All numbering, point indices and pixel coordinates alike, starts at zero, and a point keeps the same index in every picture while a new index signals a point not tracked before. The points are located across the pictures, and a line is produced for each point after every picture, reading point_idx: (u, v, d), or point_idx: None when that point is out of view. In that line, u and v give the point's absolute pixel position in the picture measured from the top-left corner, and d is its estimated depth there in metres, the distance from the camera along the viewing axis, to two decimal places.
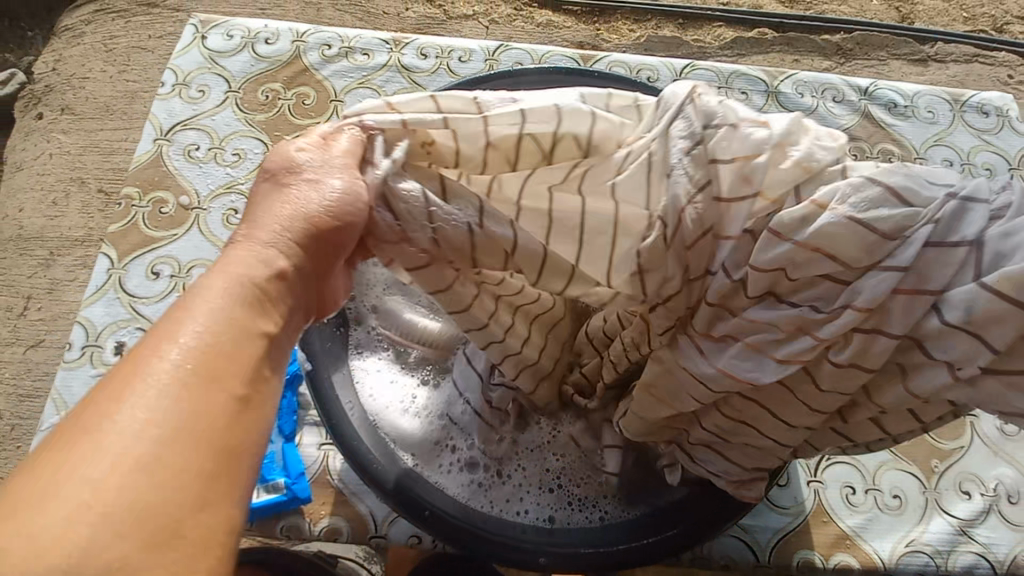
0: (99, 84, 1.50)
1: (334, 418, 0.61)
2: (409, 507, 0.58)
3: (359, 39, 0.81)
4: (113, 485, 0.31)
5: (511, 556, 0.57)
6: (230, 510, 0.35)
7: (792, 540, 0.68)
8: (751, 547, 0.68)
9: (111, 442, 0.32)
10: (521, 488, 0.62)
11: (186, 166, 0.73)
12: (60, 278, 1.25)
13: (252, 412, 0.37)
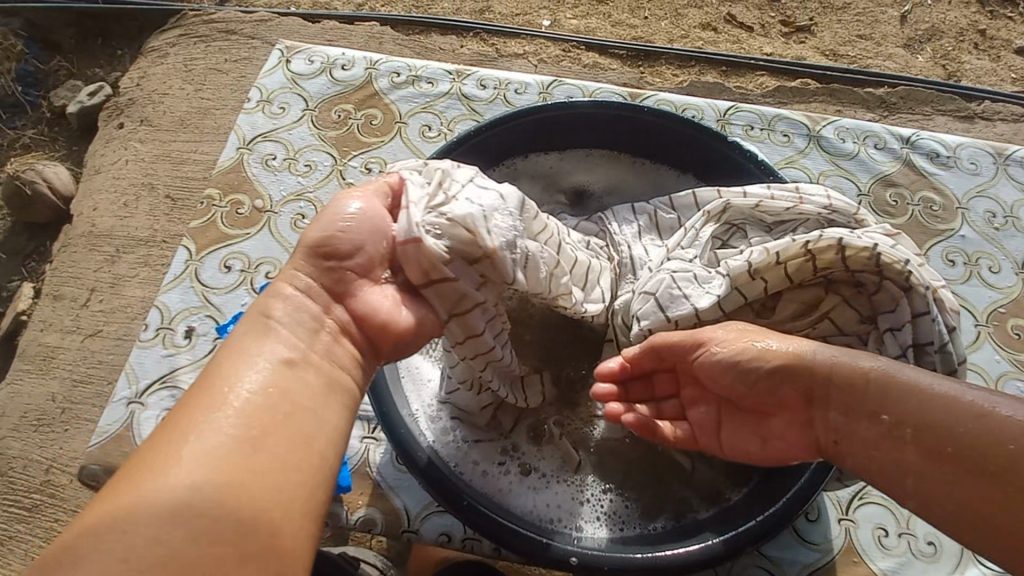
0: (177, 99, 1.63)
1: (386, 406, 0.63)
2: (448, 494, 0.59)
3: (425, 69, 0.88)
4: (193, 470, 0.40)
5: (543, 555, 0.57)
6: (273, 525, 0.42)
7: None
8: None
9: (194, 446, 0.42)
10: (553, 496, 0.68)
11: (263, 173, 0.80)
12: (123, 273, 1.34)
13: (293, 444, 0.45)
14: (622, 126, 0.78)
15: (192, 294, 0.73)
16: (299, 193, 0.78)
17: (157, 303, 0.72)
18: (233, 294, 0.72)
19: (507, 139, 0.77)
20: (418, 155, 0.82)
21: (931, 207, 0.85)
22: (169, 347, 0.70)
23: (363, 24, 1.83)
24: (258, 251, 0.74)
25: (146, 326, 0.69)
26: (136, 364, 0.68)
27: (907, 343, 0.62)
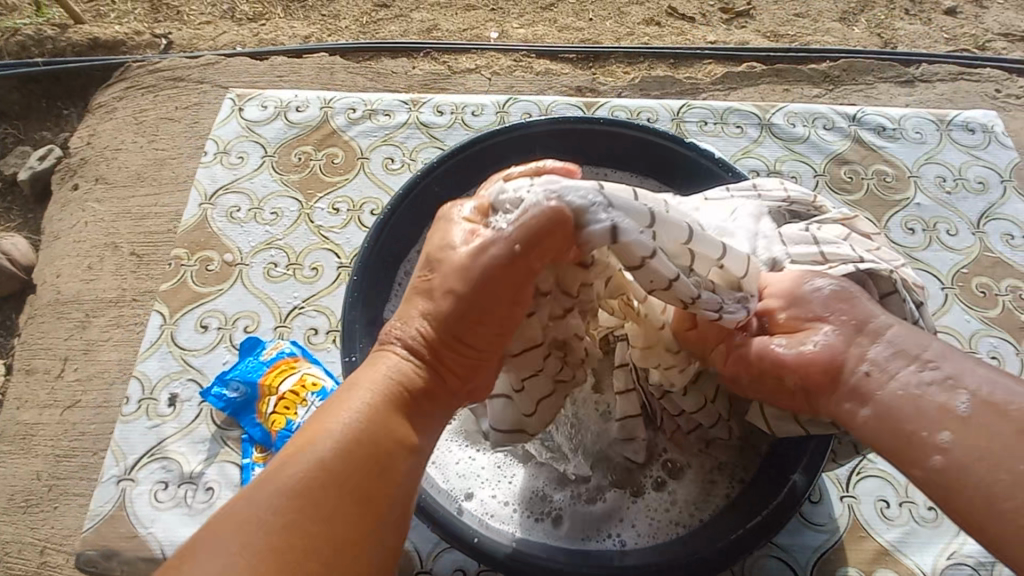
0: (131, 154, 1.60)
1: None
2: (454, 536, 0.58)
3: (380, 101, 0.89)
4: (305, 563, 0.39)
5: None
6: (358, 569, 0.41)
7: (832, 558, 0.69)
8: (792, 564, 0.68)
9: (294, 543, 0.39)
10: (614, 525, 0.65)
11: (229, 226, 0.79)
12: (94, 338, 1.29)
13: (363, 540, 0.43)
14: (580, 142, 0.76)
15: (171, 359, 0.71)
16: (268, 242, 0.78)
17: (135, 373, 0.71)
18: (213, 354, 0.71)
19: (470, 166, 0.73)
20: (385, 188, 0.82)
21: (885, 179, 0.86)
22: (153, 417, 0.69)
23: (312, 56, 1.82)
24: (234, 306, 0.73)
25: (128, 400, 0.68)
26: (122, 441, 0.66)
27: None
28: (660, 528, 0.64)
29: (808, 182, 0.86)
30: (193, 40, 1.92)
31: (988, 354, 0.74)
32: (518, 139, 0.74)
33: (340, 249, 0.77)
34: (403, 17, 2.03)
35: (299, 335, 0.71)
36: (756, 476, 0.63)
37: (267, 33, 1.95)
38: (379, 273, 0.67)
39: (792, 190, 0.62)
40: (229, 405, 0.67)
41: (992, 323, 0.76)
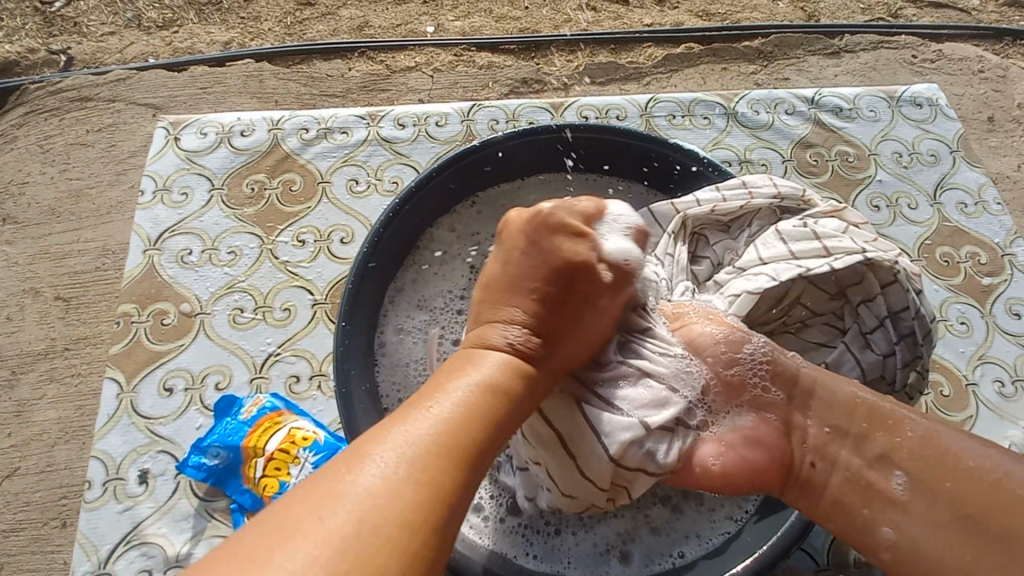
0: (41, 187, 1.42)
1: None
2: None
3: (335, 119, 0.88)
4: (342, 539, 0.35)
5: None
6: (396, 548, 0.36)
7: (845, 538, 0.72)
8: (810, 552, 0.71)
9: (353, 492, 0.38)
10: (653, 543, 0.63)
11: (182, 272, 0.77)
12: (26, 398, 1.13)
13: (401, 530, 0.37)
14: (564, 149, 0.72)
15: (133, 431, 0.68)
16: (229, 285, 0.76)
17: (95, 453, 0.67)
18: (183, 418, 0.68)
19: (453, 184, 0.70)
20: (350, 213, 0.81)
21: (848, 159, 0.92)
22: (122, 499, 0.65)
23: (236, 63, 1.67)
24: (200, 362, 0.71)
25: (91, 485, 0.64)
26: (90, 532, 0.62)
27: (881, 313, 0.59)
28: (690, 542, 0.63)
29: (777, 167, 0.91)
30: (97, 53, 1.75)
31: (957, 320, 0.81)
32: (498, 154, 0.70)
33: (311, 284, 0.76)
34: (330, 15, 1.91)
35: (280, 386, 0.70)
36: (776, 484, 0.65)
37: (182, 42, 1.79)
38: (372, 305, 0.64)
39: (781, 185, 0.65)
40: (211, 474, 0.64)
41: (958, 291, 0.83)
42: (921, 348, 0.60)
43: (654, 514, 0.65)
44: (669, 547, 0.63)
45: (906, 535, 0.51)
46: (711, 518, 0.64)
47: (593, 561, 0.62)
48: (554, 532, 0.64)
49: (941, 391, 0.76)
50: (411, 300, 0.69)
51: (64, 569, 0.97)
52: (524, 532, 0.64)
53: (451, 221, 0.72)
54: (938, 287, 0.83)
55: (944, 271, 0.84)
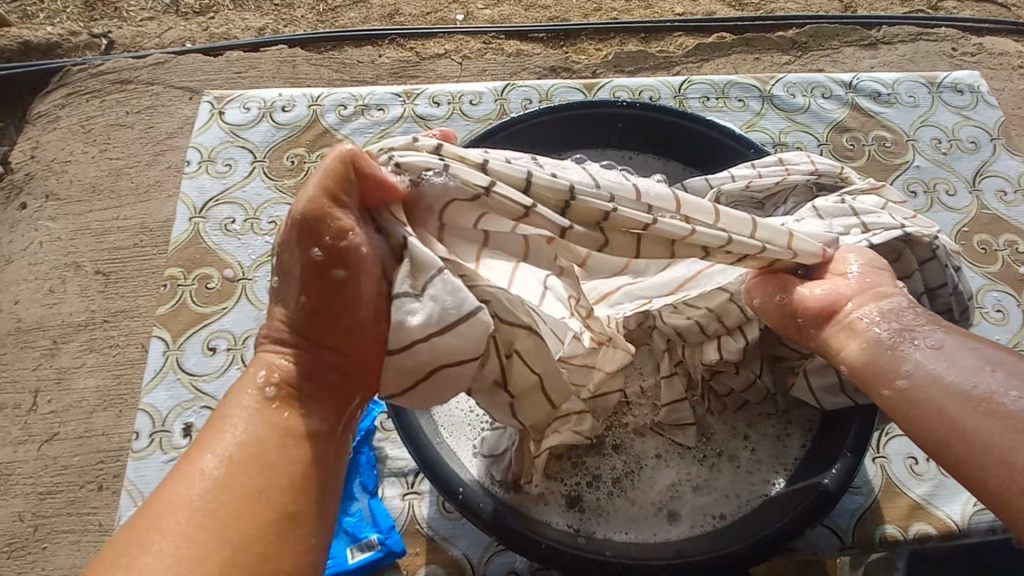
0: (83, 165, 1.47)
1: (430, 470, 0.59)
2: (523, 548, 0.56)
3: (372, 96, 0.90)
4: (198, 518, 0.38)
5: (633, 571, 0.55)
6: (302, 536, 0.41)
7: (870, 518, 0.73)
8: (835, 531, 0.72)
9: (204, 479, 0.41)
10: (690, 513, 0.63)
11: (225, 239, 0.80)
12: (69, 365, 1.17)
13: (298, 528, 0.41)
14: (603, 126, 0.73)
15: (179, 387, 0.71)
16: (270, 253, 0.79)
17: (143, 406, 0.70)
18: (225, 376, 0.71)
19: (494, 151, 0.71)
20: None
21: (885, 144, 0.91)
22: (167, 450, 0.68)
23: (270, 48, 1.70)
24: (242, 325, 0.74)
25: (139, 435, 0.67)
26: (139, 479, 0.65)
27: (918, 289, 0.59)
28: (723, 507, 0.63)
29: (812, 151, 0.90)
30: (137, 38, 1.80)
31: (993, 307, 0.80)
32: (540, 131, 0.72)
33: None
34: (361, 3, 1.94)
35: None
36: (811, 453, 0.64)
37: (218, 28, 1.83)
38: None
39: (819, 162, 0.65)
40: None
41: (995, 278, 0.82)
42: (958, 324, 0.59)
43: (687, 480, 0.65)
44: (709, 508, 0.63)
45: (912, 384, 0.50)
46: (745, 484, 0.64)
47: (631, 530, 0.62)
48: (592, 502, 0.63)
49: None
50: None
51: (101, 528, 1.02)
52: (564, 504, 0.63)
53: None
54: (975, 274, 0.82)
55: (981, 257, 0.83)
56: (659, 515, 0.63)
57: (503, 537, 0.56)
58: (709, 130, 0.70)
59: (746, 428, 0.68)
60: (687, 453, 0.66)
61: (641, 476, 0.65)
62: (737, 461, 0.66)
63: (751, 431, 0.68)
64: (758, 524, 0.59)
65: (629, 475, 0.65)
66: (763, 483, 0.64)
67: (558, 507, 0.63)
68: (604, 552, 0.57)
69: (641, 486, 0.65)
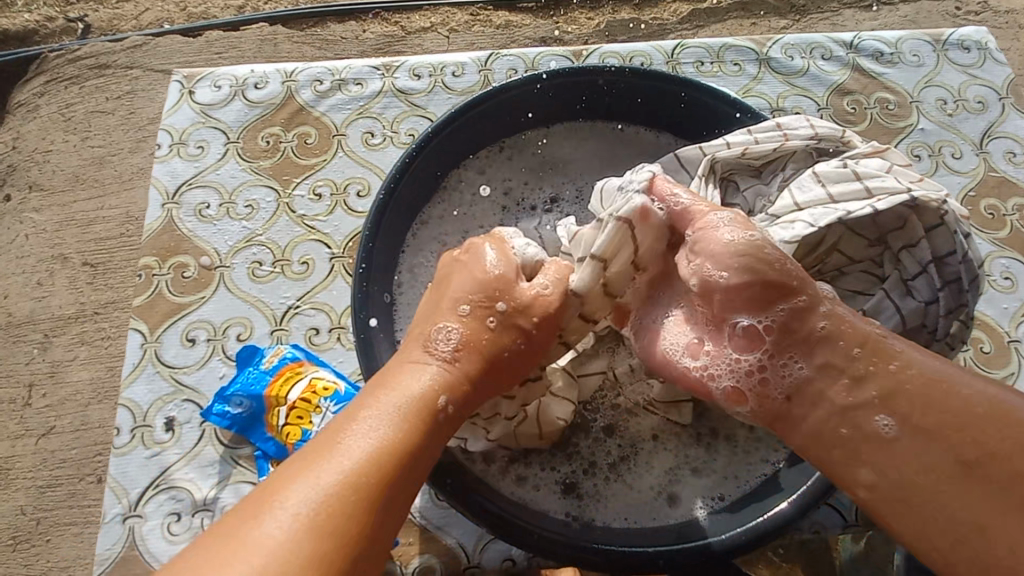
0: (64, 155, 1.43)
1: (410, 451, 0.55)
2: (515, 539, 0.54)
3: (349, 69, 0.86)
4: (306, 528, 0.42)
5: (629, 562, 0.54)
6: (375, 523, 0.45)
7: None
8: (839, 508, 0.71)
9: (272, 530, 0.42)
10: (689, 498, 0.61)
11: (200, 226, 0.77)
12: (59, 359, 1.16)
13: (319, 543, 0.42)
14: (592, 94, 0.69)
15: (159, 380, 0.69)
16: (248, 239, 0.76)
17: (123, 401, 0.68)
18: (206, 367, 0.69)
19: (478, 126, 0.68)
20: (366, 166, 0.80)
21: (887, 106, 0.87)
22: (150, 446, 0.67)
23: (250, 27, 1.64)
24: (221, 315, 0.71)
25: (120, 431, 0.66)
26: (121, 476, 0.64)
27: (924, 258, 0.56)
28: (723, 489, 0.61)
29: (812, 115, 0.87)
30: (114, 20, 1.74)
31: (1000, 275, 0.77)
32: (525, 101, 0.68)
33: (328, 238, 0.76)
34: None
35: (300, 337, 0.70)
36: None
37: (195, 7, 1.76)
38: (391, 251, 0.62)
39: (819, 126, 0.62)
40: (235, 421, 0.65)
41: (1003, 244, 0.79)
42: (967, 294, 0.57)
43: (683, 460, 0.64)
44: (708, 491, 0.62)
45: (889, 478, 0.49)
46: (744, 464, 0.63)
47: (630, 517, 0.60)
48: (590, 491, 0.62)
49: (980, 347, 0.73)
50: (429, 242, 0.68)
51: (101, 521, 1.01)
52: (559, 492, 0.62)
53: (479, 163, 0.71)
54: (983, 240, 0.79)
55: (988, 224, 0.80)
56: (658, 501, 0.61)
57: (495, 527, 0.55)
58: (704, 95, 0.66)
59: None
60: (684, 433, 0.65)
61: (637, 460, 0.64)
62: (736, 441, 0.64)
63: None
64: (759, 506, 0.58)
65: (627, 461, 0.64)
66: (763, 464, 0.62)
67: (555, 497, 0.61)
68: (599, 541, 0.55)
69: (640, 471, 0.63)
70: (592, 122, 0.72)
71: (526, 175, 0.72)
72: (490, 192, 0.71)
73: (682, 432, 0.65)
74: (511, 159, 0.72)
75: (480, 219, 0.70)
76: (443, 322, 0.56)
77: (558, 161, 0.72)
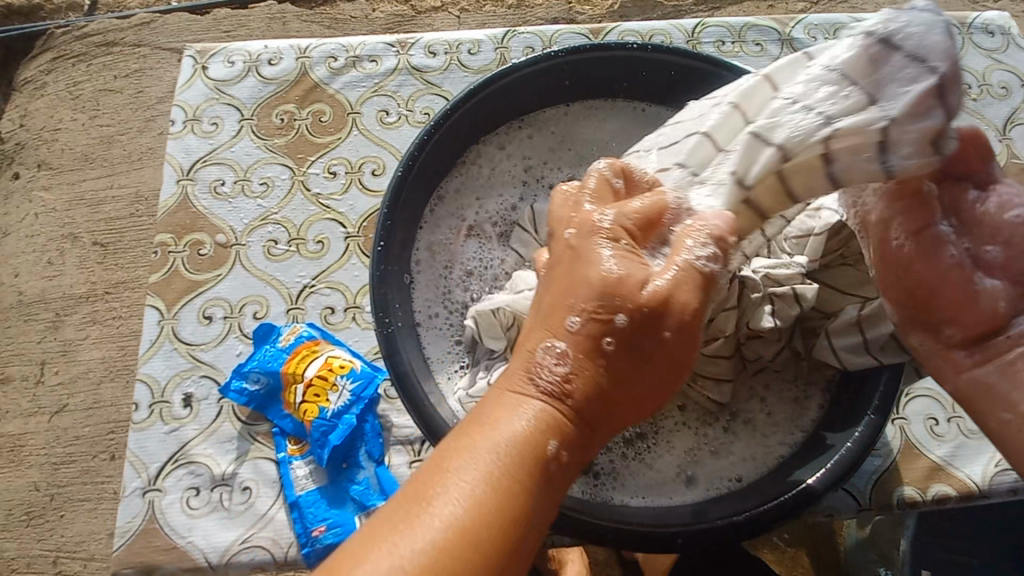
0: (73, 133, 1.43)
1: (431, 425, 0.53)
2: None
3: (364, 46, 0.84)
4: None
5: (649, 538, 0.54)
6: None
7: (888, 479, 0.72)
8: (852, 493, 0.71)
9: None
10: (706, 478, 0.61)
11: (215, 203, 0.77)
12: (72, 337, 1.16)
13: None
14: (612, 72, 0.68)
15: (176, 356, 0.70)
16: (263, 217, 0.75)
17: (140, 376, 0.69)
18: (223, 344, 0.70)
19: (497, 101, 0.66)
20: (381, 144, 0.79)
21: None
22: (167, 421, 0.67)
23: (258, 5, 1.61)
24: (237, 292, 0.71)
25: (139, 406, 0.66)
26: (140, 449, 0.64)
27: None
28: (742, 469, 0.61)
29: None
30: None
31: None
32: (546, 76, 0.67)
33: (344, 217, 0.75)
34: None
35: (316, 316, 0.70)
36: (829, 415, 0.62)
37: None
38: (407, 227, 0.62)
39: None
40: (252, 398, 0.66)
41: None
42: None
43: (699, 441, 0.64)
44: (725, 471, 0.62)
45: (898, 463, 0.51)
46: (762, 446, 0.63)
47: (647, 497, 0.60)
48: (608, 471, 0.62)
49: None
50: (447, 219, 0.67)
51: (115, 496, 1.03)
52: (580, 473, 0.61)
53: (498, 140, 0.70)
54: None
55: None
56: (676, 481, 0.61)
57: None
58: (726, 73, 0.65)
59: (763, 390, 0.66)
60: (700, 415, 0.65)
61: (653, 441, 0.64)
62: (755, 424, 0.64)
63: (769, 392, 0.65)
64: (776, 487, 0.58)
65: (644, 440, 0.64)
66: (782, 448, 0.62)
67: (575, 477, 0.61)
68: (619, 517, 0.56)
69: (657, 451, 0.63)
70: (612, 101, 0.71)
71: (545, 155, 0.71)
72: (508, 170, 0.70)
73: (699, 414, 0.65)
74: (530, 138, 0.71)
75: (499, 199, 0.70)
76: (558, 332, 0.42)
77: (576, 141, 0.72)
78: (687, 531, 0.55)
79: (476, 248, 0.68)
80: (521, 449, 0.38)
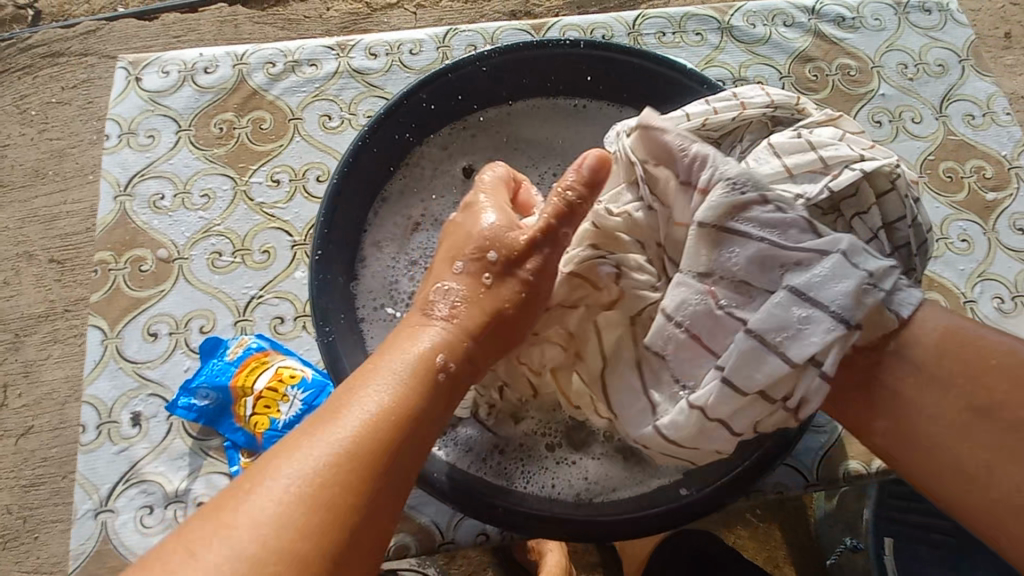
0: (21, 149, 1.39)
1: None
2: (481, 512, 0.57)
3: (303, 50, 0.83)
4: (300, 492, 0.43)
5: (589, 531, 0.56)
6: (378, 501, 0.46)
7: (834, 453, 0.74)
8: (800, 469, 0.73)
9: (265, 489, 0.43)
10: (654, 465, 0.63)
11: (155, 218, 0.75)
12: (32, 358, 1.13)
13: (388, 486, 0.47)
14: (549, 69, 0.69)
15: (122, 376, 0.69)
16: (205, 229, 0.74)
17: (86, 398, 0.68)
18: (169, 361, 0.69)
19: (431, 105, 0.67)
20: (325, 150, 0.79)
21: (849, 73, 0.87)
22: (116, 441, 0.66)
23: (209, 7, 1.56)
24: (182, 308, 0.71)
25: (84, 428, 0.65)
26: (88, 472, 0.64)
27: (876, 225, 0.56)
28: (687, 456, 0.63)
29: (774, 84, 0.86)
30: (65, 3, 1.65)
31: (958, 236, 0.79)
32: (482, 75, 0.67)
33: (289, 225, 0.75)
34: None
35: (264, 327, 0.70)
36: None
37: None
38: (343, 232, 0.62)
39: (773, 94, 0.62)
40: (202, 413, 0.66)
41: (960, 207, 0.80)
42: (916, 258, 0.58)
43: None
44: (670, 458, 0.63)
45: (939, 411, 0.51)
46: None
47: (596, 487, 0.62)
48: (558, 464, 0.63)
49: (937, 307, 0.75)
50: (389, 221, 0.67)
51: None
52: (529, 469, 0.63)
53: (443, 138, 0.70)
54: (939, 204, 0.80)
55: (946, 186, 0.81)
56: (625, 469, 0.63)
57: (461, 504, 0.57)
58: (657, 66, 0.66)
59: None
60: None
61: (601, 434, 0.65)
62: None
63: None
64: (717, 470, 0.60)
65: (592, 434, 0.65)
66: None
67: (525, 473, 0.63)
68: (561, 511, 0.58)
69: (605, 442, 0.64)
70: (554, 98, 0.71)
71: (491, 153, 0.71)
72: (452, 170, 0.70)
73: None
74: (474, 135, 0.71)
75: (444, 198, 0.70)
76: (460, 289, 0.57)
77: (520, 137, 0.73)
78: (628, 522, 0.57)
79: (424, 242, 0.67)
80: (415, 365, 0.53)
